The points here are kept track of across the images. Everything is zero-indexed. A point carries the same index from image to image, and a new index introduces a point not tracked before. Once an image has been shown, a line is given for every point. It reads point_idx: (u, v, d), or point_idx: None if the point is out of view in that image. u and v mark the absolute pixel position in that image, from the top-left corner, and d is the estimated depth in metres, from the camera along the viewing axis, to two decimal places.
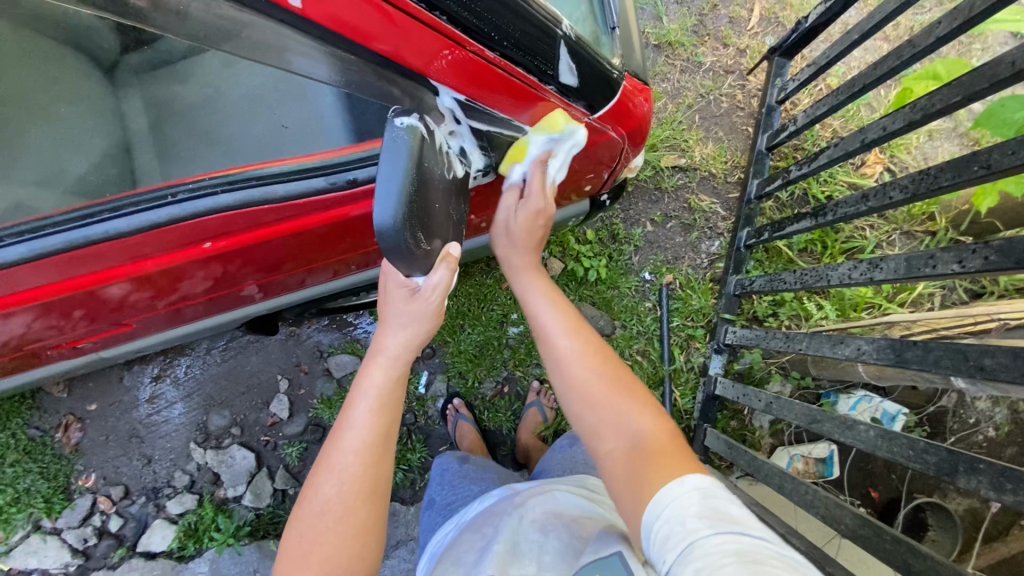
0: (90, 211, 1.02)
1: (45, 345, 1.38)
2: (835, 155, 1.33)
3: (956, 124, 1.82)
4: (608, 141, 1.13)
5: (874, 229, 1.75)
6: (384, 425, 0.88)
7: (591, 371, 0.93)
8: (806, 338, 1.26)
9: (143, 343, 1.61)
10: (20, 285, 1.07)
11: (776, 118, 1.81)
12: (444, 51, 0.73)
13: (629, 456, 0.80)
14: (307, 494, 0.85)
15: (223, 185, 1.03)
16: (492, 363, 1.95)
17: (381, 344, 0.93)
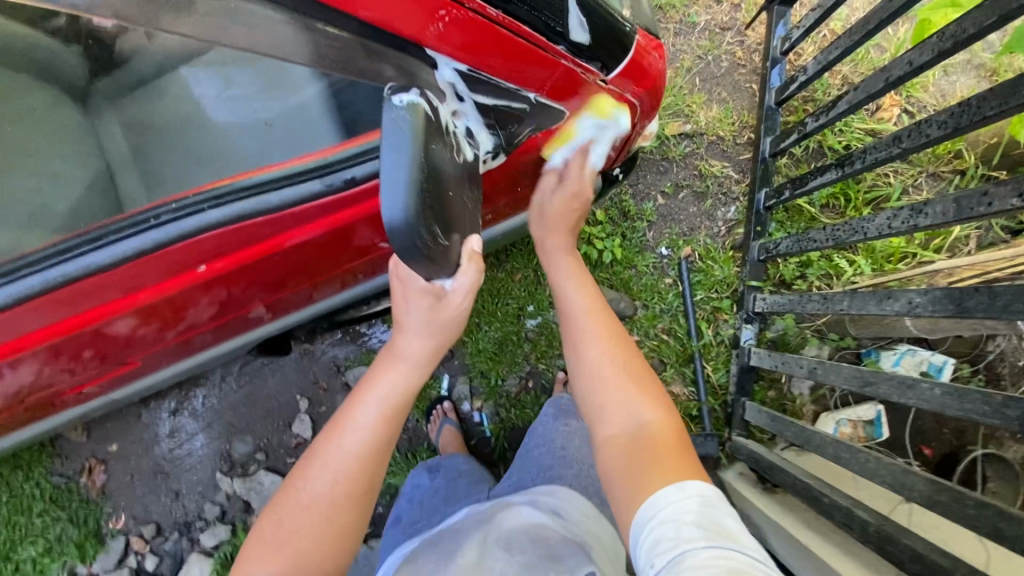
0: (69, 245, 0.96)
1: (51, 392, 1.32)
2: (856, 100, 1.25)
3: (971, 56, 1.71)
4: (624, 107, 1.04)
5: (899, 174, 1.66)
6: (389, 427, 0.84)
7: (609, 357, 1.00)
8: (846, 297, 1.17)
9: (154, 379, 1.55)
10: (15, 332, 1.02)
11: (781, 71, 1.72)
12: (439, 12, 0.66)
13: (629, 444, 0.85)
14: (292, 485, 0.80)
15: (209, 201, 0.98)
16: (513, 359, 1.89)
17: (399, 347, 0.90)
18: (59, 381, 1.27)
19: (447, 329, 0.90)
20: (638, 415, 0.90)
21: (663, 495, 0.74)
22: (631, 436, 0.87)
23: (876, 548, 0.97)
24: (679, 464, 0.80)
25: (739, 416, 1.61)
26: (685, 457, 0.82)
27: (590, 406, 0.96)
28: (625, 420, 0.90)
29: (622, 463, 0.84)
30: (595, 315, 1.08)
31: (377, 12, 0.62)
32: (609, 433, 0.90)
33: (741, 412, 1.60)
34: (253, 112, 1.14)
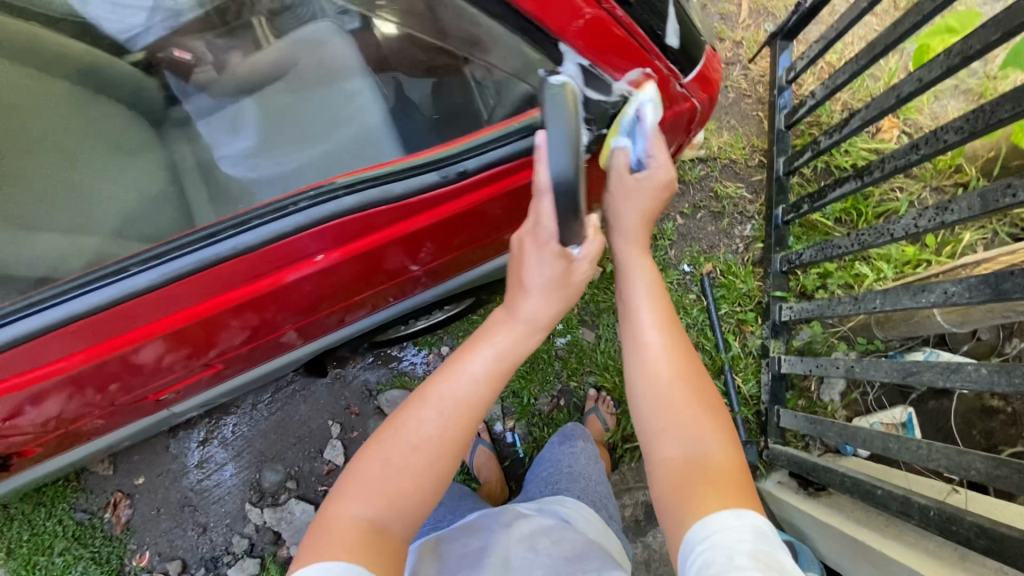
0: (214, 231, 0.96)
1: (129, 401, 1.22)
2: (869, 116, 1.39)
3: (960, 82, 1.86)
4: (691, 111, 1.15)
5: (905, 190, 1.77)
6: (493, 387, 0.83)
7: (681, 366, 0.84)
8: (879, 296, 1.24)
9: (210, 395, 1.54)
10: (137, 322, 0.95)
11: (789, 97, 1.86)
12: (584, 10, 0.85)
13: (683, 470, 0.76)
14: (402, 423, 0.80)
15: (341, 189, 0.98)
16: (544, 378, 1.92)
17: (517, 306, 0.85)
18: (109, 397, 1.14)
19: (565, 299, 0.86)
20: (701, 445, 0.78)
21: (715, 520, 0.68)
22: (686, 466, 0.76)
23: (938, 530, 1.01)
24: (740, 500, 0.71)
25: (774, 423, 1.65)
26: (747, 499, 0.72)
27: (643, 419, 0.83)
28: (683, 448, 0.78)
29: (674, 490, 0.75)
30: (668, 318, 0.89)
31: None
32: (669, 463, 0.78)
33: (775, 419, 1.64)
34: (315, 119, 1.27)
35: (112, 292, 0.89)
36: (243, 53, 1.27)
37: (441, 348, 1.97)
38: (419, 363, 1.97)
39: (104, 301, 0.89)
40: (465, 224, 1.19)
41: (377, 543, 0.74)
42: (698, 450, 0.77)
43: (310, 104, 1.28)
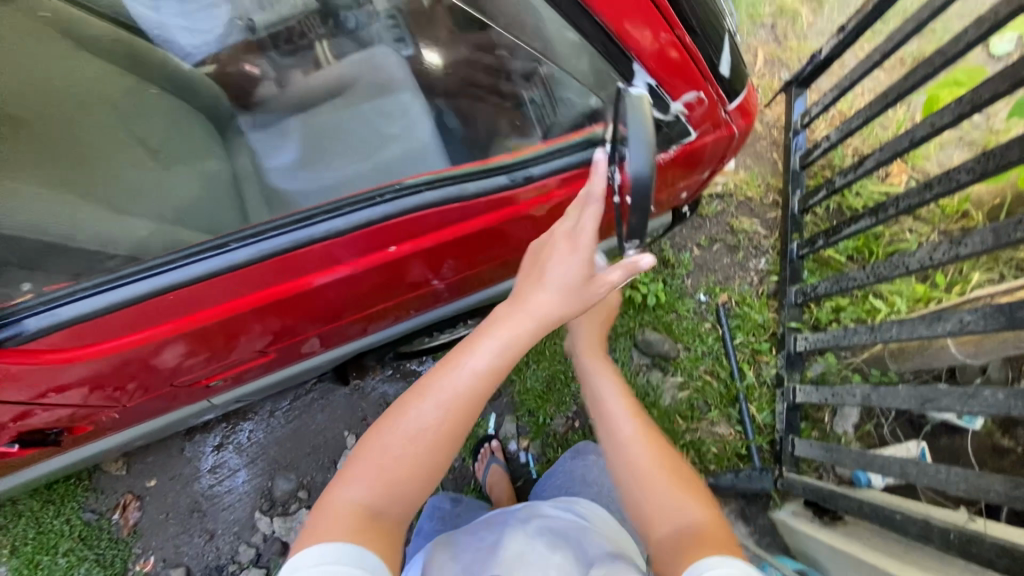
0: (306, 216, 1.01)
1: (182, 382, 1.23)
2: (883, 158, 1.50)
3: (964, 134, 1.97)
4: (730, 136, 1.18)
5: (914, 231, 1.85)
6: (493, 379, 0.86)
7: (653, 446, 0.92)
8: (895, 325, 1.30)
9: (246, 391, 1.55)
10: (220, 297, 0.98)
11: (803, 140, 1.96)
12: (659, 35, 0.88)
13: (673, 535, 0.79)
14: (402, 414, 0.83)
15: (425, 186, 1.05)
16: (560, 399, 1.95)
17: (528, 299, 0.89)
18: (146, 380, 1.13)
19: (581, 304, 0.91)
20: (688, 511, 0.82)
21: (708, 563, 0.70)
22: (674, 534, 0.79)
23: (959, 552, 1.05)
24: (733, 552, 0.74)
25: (788, 452, 1.67)
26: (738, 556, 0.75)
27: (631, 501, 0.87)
28: (671, 517, 0.82)
29: (665, 555, 0.78)
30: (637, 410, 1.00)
31: (612, 14, 0.82)
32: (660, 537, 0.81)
33: (790, 448, 1.66)
34: (363, 133, 1.34)
35: (214, 264, 0.93)
36: (304, 71, 1.33)
37: None
38: None
39: (203, 272, 0.92)
40: (496, 246, 1.27)
41: (370, 522, 0.77)
42: (686, 517, 0.81)
43: (358, 121, 1.35)
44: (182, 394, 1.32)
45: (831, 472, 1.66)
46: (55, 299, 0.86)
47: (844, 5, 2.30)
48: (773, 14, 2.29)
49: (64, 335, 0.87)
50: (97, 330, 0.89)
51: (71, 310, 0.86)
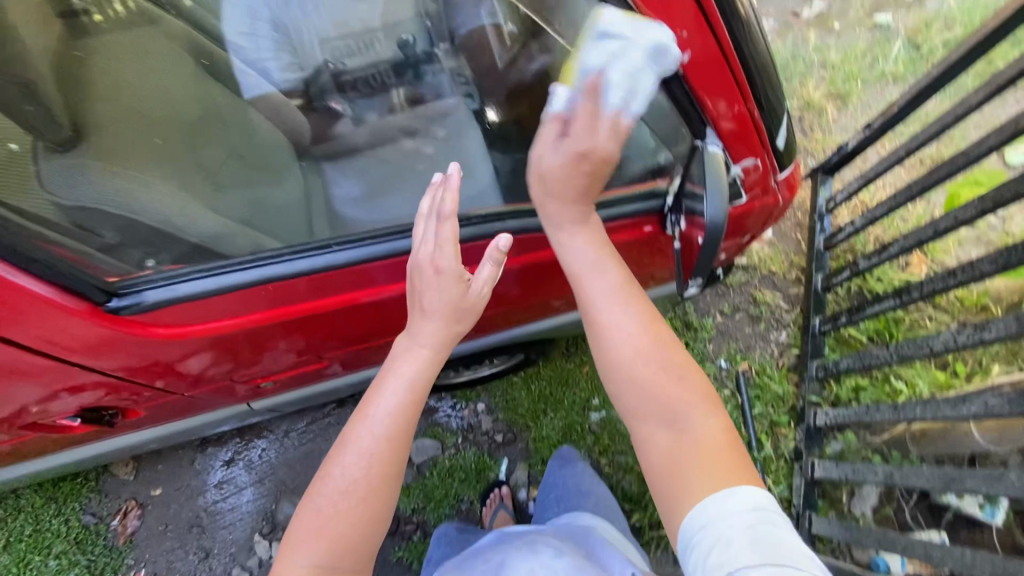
0: (400, 230, 1.15)
1: (240, 379, 1.31)
2: (906, 245, 1.59)
3: (981, 233, 2.07)
4: (775, 204, 1.27)
5: (934, 320, 1.90)
6: (408, 416, 0.91)
7: (648, 336, 0.88)
8: (918, 405, 1.33)
9: (281, 401, 1.57)
10: (312, 294, 1.10)
11: (827, 223, 2.06)
12: (734, 106, 0.97)
13: (668, 450, 0.81)
14: (328, 473, 0.86)
15: (478, 220, 1.18)
16: (575, 451, 1.94)
17: (418, 332, 0.95)
18: (170, 383, 1.20)
19: (466, 317, 0.95)
20: (687, 417, 0.83)
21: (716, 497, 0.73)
22: (671, 445, 0.81)
23: None
24: (737, 473, 0.76)
25: (806, 529, 1.64)
26: (735, 458, 0.79)
27: (623, 400, 0.88)
28: (672, 431, 0.82)
29: (662, 476, 0.81)
30: (624, 291, 0.92)
31: (699, 80, 0.89)
32: (657, 448, 0.82)
33: (808, 525, 1.63)
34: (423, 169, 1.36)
35: (317, 262, 1.06)
36: None
37: (476, 404, 2.03)
38: (453, 416, 2.01)
39: (307, 267, 1.05)
40: (519, 281, 1.38)
41: None
42: (686, 426, 0.82)
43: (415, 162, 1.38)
44: (223, 395, 1.37)
45: (848, 556, 1.62)
46: (175, 277, 0.97)
47: (866, 107, 2.49)
48: (800, 108, 2.48)
49: (169, 310, 0.98)
50: (185, 313, 1.00)
51: (187, 288, 0.98)
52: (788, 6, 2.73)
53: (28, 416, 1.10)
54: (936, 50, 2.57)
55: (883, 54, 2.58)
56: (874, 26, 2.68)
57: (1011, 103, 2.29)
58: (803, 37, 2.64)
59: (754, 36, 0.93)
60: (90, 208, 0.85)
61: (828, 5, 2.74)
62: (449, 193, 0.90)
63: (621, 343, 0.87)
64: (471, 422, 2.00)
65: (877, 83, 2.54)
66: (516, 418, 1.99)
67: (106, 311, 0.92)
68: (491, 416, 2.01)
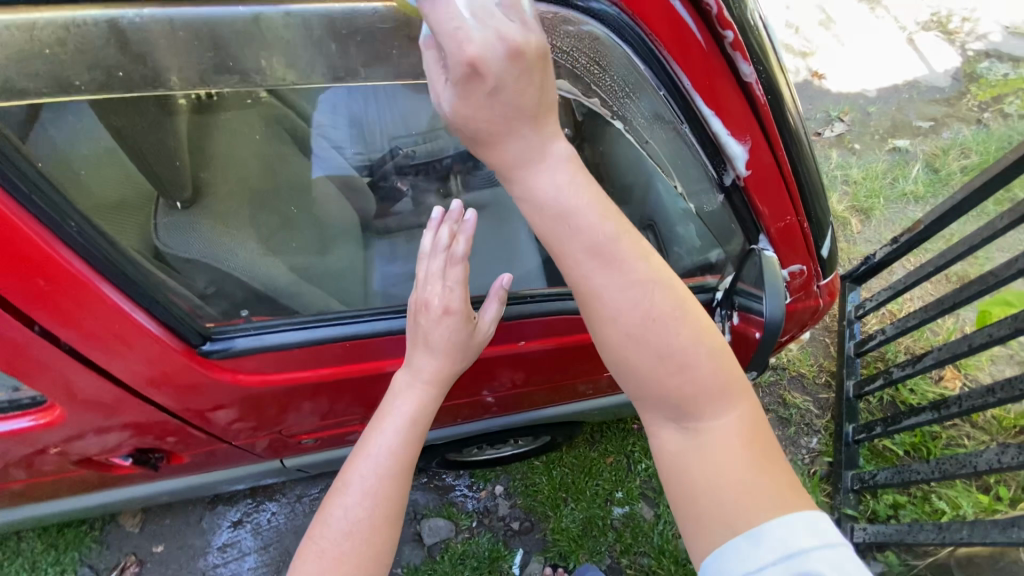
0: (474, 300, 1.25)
1: (286, 432, 1.35)
2: (942, 357, 1.61)
3: (1013, 352, 2.06)
4: (816, 308, 1.32)
5: (971, 438, 1.85)
6: (407, 448, 0.97)
7: (647, 311, 0.74)
8: (966, 527, 1.28)
9: (313, 460, 1.56)
10: (383, 353, 1.19)
11: (857, 330, 2.08)
12: (788, 216, 1.05)
13: (681, 455, 0.78)
14: (330, 514, 0.91)
15: (532, 299, 1.28)
16: (594, 547, 1.85)
17: (420, 370, 0.99)
18: (218, 430, 1.22)
19: (466, 356, 1.01)
20: (699, 413, 0.77)
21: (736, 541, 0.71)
22: (688, 451, 0.77)
23: None
24: (745, 479, 0.74)
25: None
26: (753, 465, 0.76)
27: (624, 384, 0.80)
28: (683, 430, 0.78)
29: (671, 471, 0.79)
30: (609, 250, 0.72)
31: (758, 190, 0.99)
32: (664, 444, 0.80)
33: None
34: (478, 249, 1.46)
35: (394, 324, 1.16)
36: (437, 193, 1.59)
37: (494, 486, 1.97)
38: (469, 497, 1.95)
39: (386, 328, 1.15)
40: (559, 360, 1.43)
41: None
42: (697, 425, 0.78)
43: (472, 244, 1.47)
44: (253, 448, 1.38)
45: None
46: (262, 327, 1.06)
47: (888, 222, 2.60)
48: None
49: (253, 357, 1.06)
50: (252, 363, 1.07)
51: (274, 338, 1.06)
52: (811, 126, 2.94)
53: (79, 451, 1.13)
54: (954, 175, 2.73)
55: (903, 175, 2.74)
56: (893, 149, 2.86)
57: None
58: (826, 154, 2.82)
59: (807, 156, 1.02)
60: (194, 261, 0.97)
61: (848, 127, 2.95)
62: (466, 235, 0.91)
63: (616, 328, 0.75)
64: (488, 505, 1.94)
65: (898, 201, 2.67)
66: (535, 505, 1.93)
67: (198, 353, 1.00)
68: (509, 500, 1.95)
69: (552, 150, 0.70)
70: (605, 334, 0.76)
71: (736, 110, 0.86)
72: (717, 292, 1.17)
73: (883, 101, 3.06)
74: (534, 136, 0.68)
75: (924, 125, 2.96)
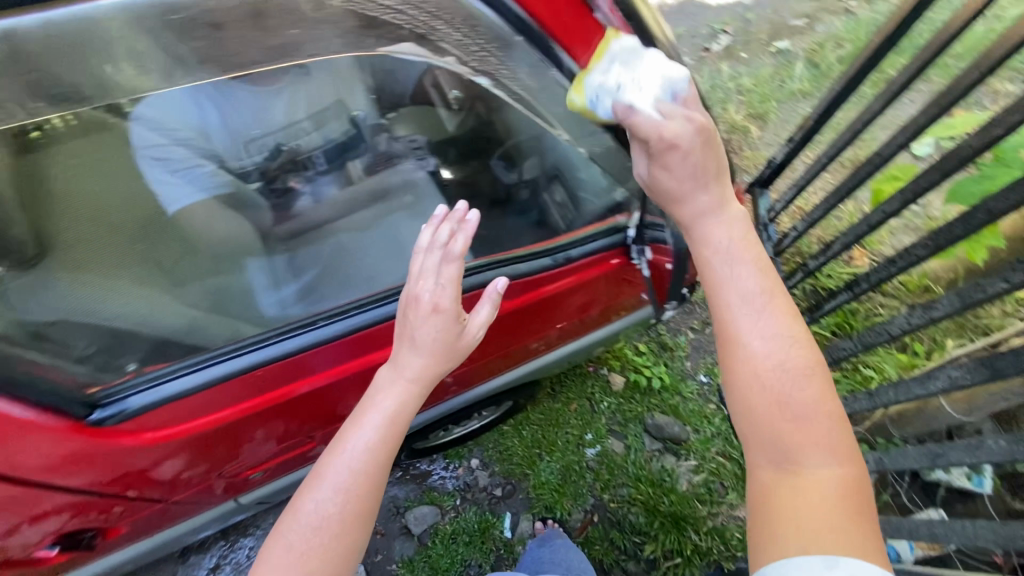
0: (385, 295, 1.20)
1: (227, 474, 1.26)
2: (848, 241, 1.72)
3: (908, 221, 2.24)
4: None
5: (885, 306, 2.03)
6: (386, 447, 0.90)
7: (784, 360, 0.75)
8: (893, 388, 1.40)
9: (270, 491, 1.49)
10: (304, 373, 1.12)
11: (773, 230, 2.19)
12: None
13: (773, 493, 0.73)
14: (300, 506, 0.84)
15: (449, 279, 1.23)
16: (576, 492, 1.91)
17: (404, 365, 0.93)
18: (147, 494, 1.12)
19: (453, 358, 0.96)
20: (807, 460, 0.72)
21: (803, 564, 0.65)
22: (783, 494, 0.71)
23: None
24: (838, 538, 0.67)
25: None
26: (860, 534, 0.68)
27: (737, 423, 0.78)
28: (784, 470, 0.72)
29: (759, 510, 0.74)
30: (760, 298, 0.77)
31: None
32: (759, 480, 0.75)
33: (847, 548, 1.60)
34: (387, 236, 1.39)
35: (306, 340, 1.09)
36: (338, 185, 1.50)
37: (470, 460, 1.99)
38: (448, 477, 1.95)
39: (296, 346, 1.08)
40: (492, 332, 1.37)
41: None
42: (801, 469, 0.72)
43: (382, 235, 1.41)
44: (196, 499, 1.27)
45: None
46: (158, 378, 0.98)
47: (784, 122, 2.72)
48: (727, 131, 2.68)
49: (156, 412, 0.97)
50: (177, 412, 0.99)
51: (173, 386, 0.98)
52: (699, 43, 2.99)
53: None
54: (833, 66, 2.86)
55: (789, 75, 2.85)
56: (776, 52, 2.97)
57: (907, 105, 2.56)
58: (717, 69, 2.90)
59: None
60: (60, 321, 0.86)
61: (733, 38, 3.02)
62: (465, 233, 0.91)
63: (748, 367, 0.75)
64: (467, 480, 1.95)
65: (789, 101, 2.79)
66: (512, 468, 1.96)
67: (89, 425, 0.89)
68: (487, 470, 1.97)
69: (730, 209, 0.80)
70: (734, 370, 0.77)
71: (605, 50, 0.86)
72: (629, 230, 1.34)
73: (761, 6, 3.15)
74: (717, 194, 0.79)
75: (800, 23, 3.07)
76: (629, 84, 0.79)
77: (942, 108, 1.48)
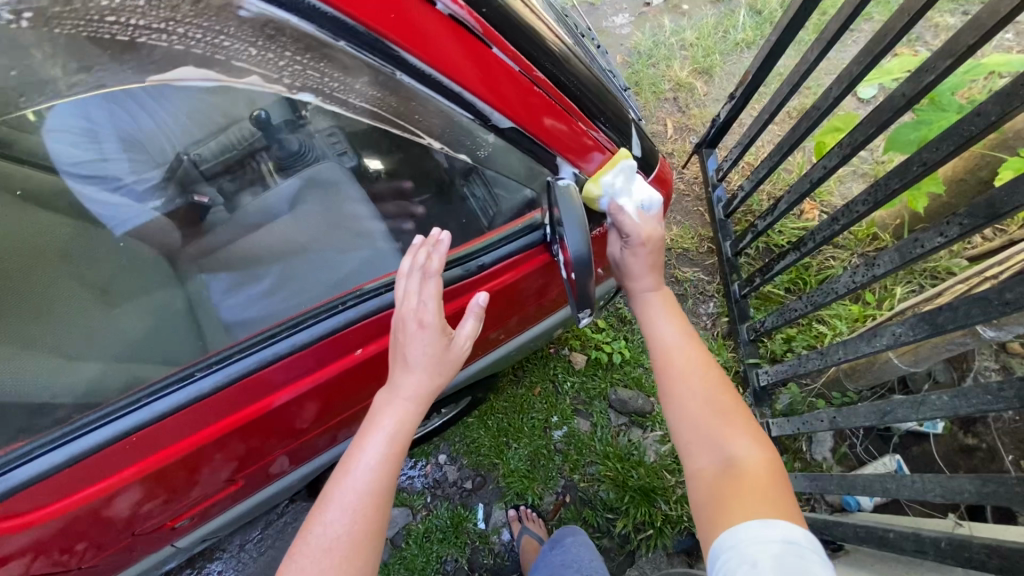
0: (271, 332, 1.09)
1: (147, 531, 1.15)
2: (791, 201, 1.70)
3: (856, 168, 2.23)
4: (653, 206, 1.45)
5: (838, 257, 2.02)
6: (392, 464, 0.85)
7: (701, 378, 0.94)
8: (841, 347, 1.40)
9: (214, 528, 1.39)
10: (184, 431, 1.02)
11: (722, 191, 2.16)
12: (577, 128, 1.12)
13: (712, 483, 0.79)
14: (309, 529, 0.79)
15: (346, 304, 1.14)
16: (547, 475, 1.90)
17: (399, 383, 0.89)
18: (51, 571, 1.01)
19: (447, 372, 0.91)
20: (733, 452, 0.82)
21: (743, 527, 0.70)
22: (717, 481, 0.79)
23: (955, 560, 1.04)
24: (779, 508, 0.72)
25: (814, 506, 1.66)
26: (784, 503, 0.74)
27: (675, 435, 0.90)
28: (716, 461, 0.82)
29: (703, 503, 0.79)
30: (681, 339, 1.01)
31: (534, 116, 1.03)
32: (700, 478, 0.82)
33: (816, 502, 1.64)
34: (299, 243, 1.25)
35: (179, 398, 0.99)
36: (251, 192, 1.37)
37: (437, 456, 1.95)
38: (416, 477, 1.92)
39: (167, 407, 0.98)
40: None
41: None
42: (731, 458, 0.81)
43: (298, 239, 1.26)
44: (116, 560, 1.16)
45: (822, 502, 1.62)
46: (9, 462, 0.87)
47: (729, 76, 2.65)
48: (673, 90, 2.60)
49: (24, 495, 0.88)
50: (71, 479, 0.92)
51: (25, 471, 0.87)
52: None
53: None
54: (776, 12, 2.78)
55: (732, 25, 2.76)
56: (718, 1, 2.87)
57: (851, 46, 2.51)
58: (659, 24, 2.79)
59: (576, 70, 1.11)
60: None
61: None
62: (440, 253, 0.92)
63: (676, 381, 0.94)
64: (437, 476, 1.92)
65: (733, 52, 2.71)
66: (481, 459, 1.94)
67: None
68: (455, 464, 1.94)
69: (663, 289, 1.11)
70: (670, 387, 0.94)
71: (467, 49, 0.87)
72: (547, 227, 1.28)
73: None
74: (656, 277, 1.10)
75: None
76: (625, 189, 1.13)
77: (876, 57, 1.44)
